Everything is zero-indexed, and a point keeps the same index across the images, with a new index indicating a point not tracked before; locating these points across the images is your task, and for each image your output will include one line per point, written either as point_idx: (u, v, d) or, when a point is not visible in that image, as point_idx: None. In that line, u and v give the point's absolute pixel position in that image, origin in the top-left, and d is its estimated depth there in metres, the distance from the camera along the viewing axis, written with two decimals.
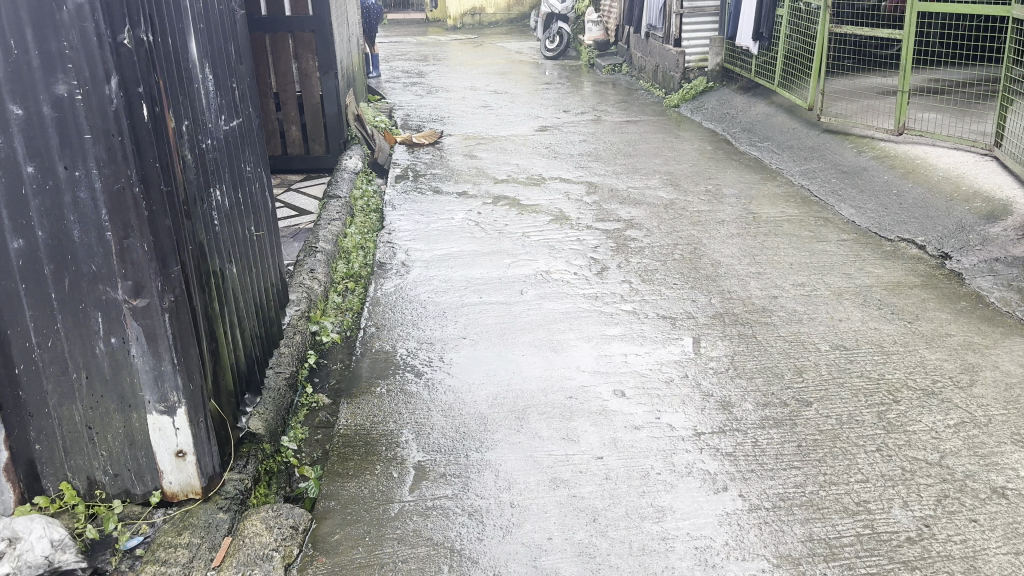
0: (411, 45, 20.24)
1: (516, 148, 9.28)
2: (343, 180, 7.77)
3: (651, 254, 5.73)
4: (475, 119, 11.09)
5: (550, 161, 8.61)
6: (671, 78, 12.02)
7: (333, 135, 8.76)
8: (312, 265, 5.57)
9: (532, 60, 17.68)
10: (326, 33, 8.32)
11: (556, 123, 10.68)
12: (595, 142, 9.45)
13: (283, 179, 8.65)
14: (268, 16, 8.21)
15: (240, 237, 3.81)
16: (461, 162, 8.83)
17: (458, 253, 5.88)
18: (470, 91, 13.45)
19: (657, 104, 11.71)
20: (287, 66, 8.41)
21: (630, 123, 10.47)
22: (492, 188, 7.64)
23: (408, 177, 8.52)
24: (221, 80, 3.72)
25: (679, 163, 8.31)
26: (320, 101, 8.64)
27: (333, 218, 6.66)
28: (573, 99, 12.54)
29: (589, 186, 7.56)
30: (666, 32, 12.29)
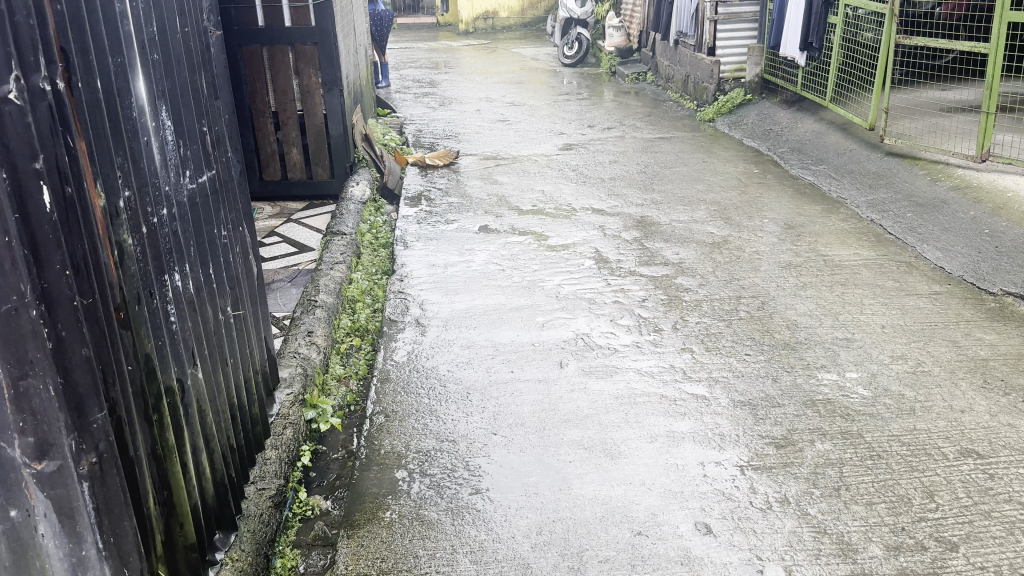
0: (422, 51, 19.44)
1: (541, 171, 8.41)
2: (348, 211, 6.92)
3: (712, 311, 4.86)
4: (494, 136, 10.21)
5: (579, 187, 7.74)
6: (704, 90, 11.11)
7: (338, 158, 7.91)
8: (309, 326, 4.71)
9: (550, 67, 16.81)
10: (330, 46, 7.47)
11: (582, 140, 9.80)
12: (627, 164, 8.57)
13: (282, 208, 7.83)
14: (265, 28, 7.40)
15: (210, 326, 2.95)
16: (480, 187, 7.97)
17: (483, 308, 5.00)
18: (486, 103, 12.61)
19: (690, 118, 10.82)
20: (286, 82, 7.60)
21: (663, 140, 9.59)
22: (517, 220, 6.77)
23: (421, 205, 7.67)
24: (184, 125, 2.86)
25: (725, 189, 7.43)
26: (324, 120, 7.80)
27: (336, 260, 5.80)
28: (597, 112, 11.64)
29: (627, 219, 6.68)
30: (699, 40, 11.39)
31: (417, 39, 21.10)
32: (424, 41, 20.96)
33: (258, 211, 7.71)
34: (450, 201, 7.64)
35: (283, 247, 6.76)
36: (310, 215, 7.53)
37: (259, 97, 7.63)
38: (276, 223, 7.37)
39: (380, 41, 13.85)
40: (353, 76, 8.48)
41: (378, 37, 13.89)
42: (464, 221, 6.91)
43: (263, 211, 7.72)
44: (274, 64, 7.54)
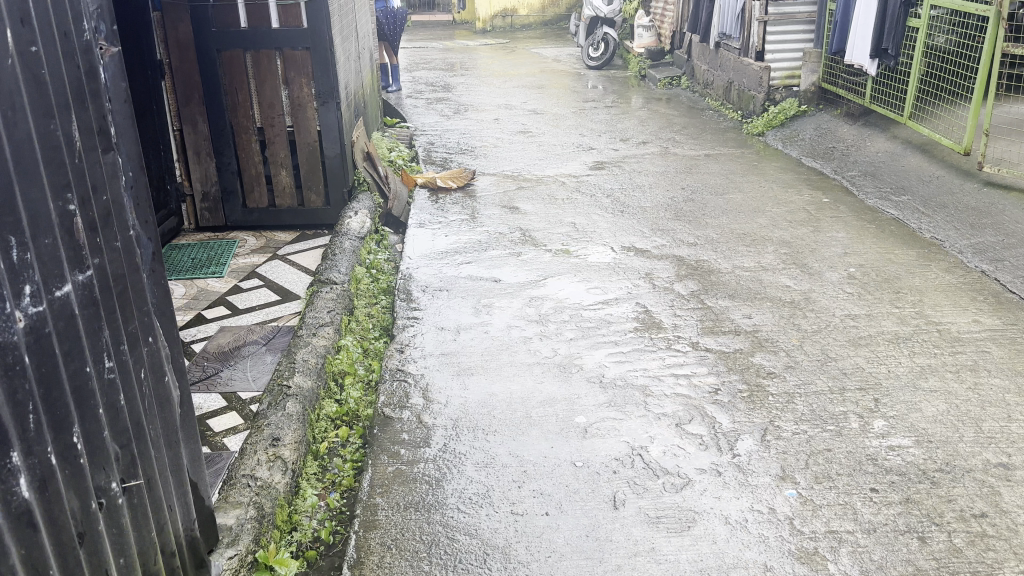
0: (435, 51, 18.32)
1: (570, 197, 7.23)
2: (343, 250, 5.77)
3: (810, 411, 3.68)
4: (514, 151, 9.04)
5: (616, 218, 6.56)
6: (752, 99, 9.93)
7: (334, 181, 6.76)
8: (276, 428, 3.55)
9: (572, 70, 15.61)
10: (325, 50, 6.35)
11: (615, 158, 8.61)
12: (671, 187, 7.39)
13: (269, 239, 6.71)
14: (249, 29, 6.29)
15: (63, 533, 1.81)
16: (500, 216, 6.82)
17: (503, 399, 3.84)
18: (505, 110, 11.45)
19: (735, 131, 9.61)
20: (273, 93, 6.48)
21: (708, 158, 8.40)
22: (545, 264, 5.61)
23: (430, 238, 6.51)
24: (20, 213, 1.72)
25: (792, 223, 6.23)
26: (318, 138, 6.65)
27: (322, 320, 4.65)
28: (629, 123, 10.45)
29: (679, 263, 5.51)
30: (745, 43, 10.19)
31: (432, 37, 19.95)
32: (438, 39, 19.82)
33: (240, 243, 6.60)
34: (463, 233, 6.48)
35: (264, 292, 5.64)
36: (301, 250, 6.42)
37: (242, 110, 6.51)
38: (259, 259, 6.25)
39: (390, 43, 12.77)
40: (355, 84, 7.35)
41: (389, 39, 12.82)
42: (478, 261, 5.74)
43: (246, 243, 6.62)
44: (259, 71, 6.42)
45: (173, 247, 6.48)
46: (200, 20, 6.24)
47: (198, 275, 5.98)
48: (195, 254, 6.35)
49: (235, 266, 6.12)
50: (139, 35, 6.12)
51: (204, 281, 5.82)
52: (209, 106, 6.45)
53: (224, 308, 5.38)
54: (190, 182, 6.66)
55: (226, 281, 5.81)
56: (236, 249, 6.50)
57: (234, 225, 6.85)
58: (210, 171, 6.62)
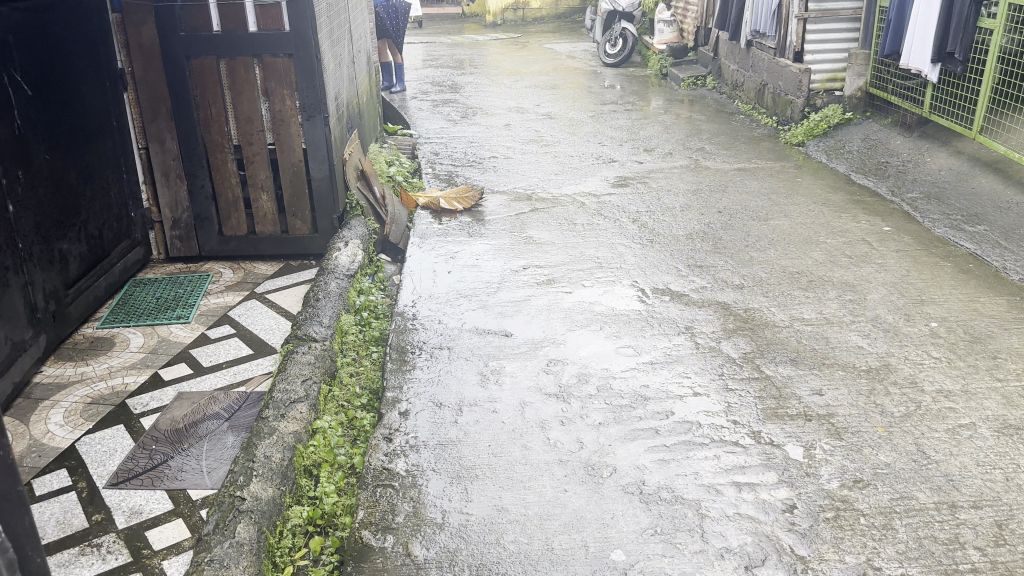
0: (443, 46, 17.51)
1: (591, 222, 6.37)
2: (327, 295, 4.92)
3: (917, 546, 2.85)
4: (527, 165, 8.19)
5: (646, 248, 5.71)
6: (789, 104, 9.11)
7: (322, 206, 5.92)
8: (221, 569, 2.72)
9: (588, 67, 14.72)
10: (309, 57, 5.51)
11: (639, 172, 7.76)
12: (705, 209, 6.52)
13: (248, 272, 5.90)
14: (223, 33, 5.46)
15: None
16: (510, 243, 5.96)
17: (517, 521, 2.99)
18: (517, 114, 10.61)
19: (770, 141, 8.74)
20: (251, 106, 5.65)
21: (744, 174, 7.53)
22: (563, 313, 4.74)
23: (427, 266, 5.62)
24: None
25: (852, 259, 5.37)
26: (303, 157, 5.81)
27: (292, 394, 3.81)
28: (653, 129, 9.57)
29: (724, 312, 4.66)
30: (781, 42, 9.31)
31: (441, 29, 19.09)
32: (447, 33, 18.97)
33: (214, 278, 5.79)
34: (468, 265, 5.60)
35: (235, 343, 4.82)
36: (283, 287, 5.60)
37: (217, 126, 5.69)
38: (234, 299, 5.43)
39: (393, 38, 11.96)
40: (347, 94, 6.49)
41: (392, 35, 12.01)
42: (484, 307, 4.87)
43: (221, 277, 5.81)
44: (234, 81, 5.59)
45: (136, 282, 5.67)
46: (167, 23, 5.42)
47: (160, 319, 5.16)
48: (161, 292, 5.54)
49: (205, 307, 5.31)
50: (97, 42, 5.31)
51: (167, 328, 5.01)
52: (178, 121, 5.65)
53: (185, 366, 4.57)
54: (159, 207, 5.88)
55: (193, 328, 5.01)
56: (208, 284, 5.69)
57: (209, 255, 6.05)
58: (181, 196, 5.84)
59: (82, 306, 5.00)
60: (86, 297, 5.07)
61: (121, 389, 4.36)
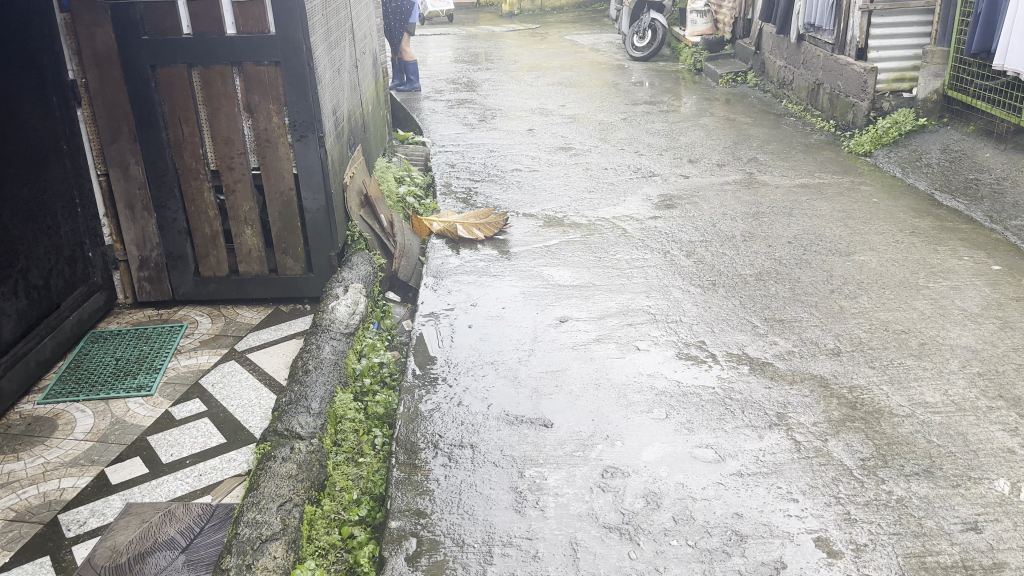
0: (458, 39, 16.51)
1: (637, 255, 5.38)
2: (319, 364, 3.95)
3: None
4: (555, 181, 7.20)
5: (708, 293, 4.71)
6: (849, 107, 8.05)
7: (317, 242, 4.95)
8: None
9: (614, 61, 13.66)
10: (299, 65, 4.54)
11: (687, 189, 6.75)
12: (772, 238, 5.52)
13: (230, 320, 4.96)
14: (194, 36, 4.48)
15: None
16: (541, 287, 4.97)
17: None
18: (541, 117, 9.61)
19: (831, 150, 7.71)
20: (231, 125, 4.69)
21: (810, 192, 6.51)
22: (614, 390, 3.74)
23: (441, 316, 4.63)
24: None
25: (969, 313, 4.35)
26: (294, 184, 4.85)
27: (262, 529, 2.85)
28: (694, 134, 8.55)
29: (822, 393, 3.67)
30: (839, 38, 8.25)
31: (456, 19, 18.10)
32: (463, 23, 17.98)
33: (189, 330, 4.85)
34: (491, 316, 4.60)
35: (205, 427, 3.88)
36: (269, 343, 4.65)
37: (190, 149, 4.74)
38: (209, 360, 4.50)
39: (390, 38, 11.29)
40: (348, 106, 5.52)
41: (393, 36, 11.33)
42: (513, 380, 3.88)
43: (196, 328, 4.87)
44: (209, 95, 4.63)
45: (95, 336, 4.74)
46: (126, 25, 4.45)
47: (117, 390, 4.23)
48: (123, 349, 4.61)
49: (174, 373, 4.38)
50: (40, 49, 4.37)
51: (125, 405, 4.09)
52: (144, 144, 4.70)
53: (140, 462, 3.64)
54: (124, 244, 4.95)
55: (157, 405, 4.08)
56: (180, 338, 4.75)
57: (185, 298, 5.12)
58: (150, 230, 4.90)
59: (19, 377, 4.08)
60: (25, 363, 4.15)
61: (54, 496, 3.43)
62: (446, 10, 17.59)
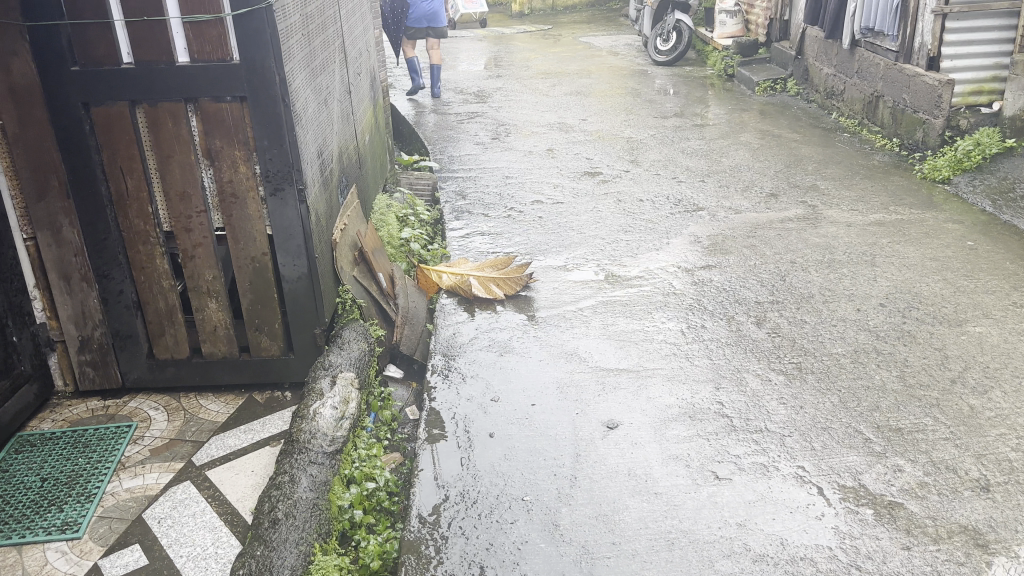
0: (465, 41, 15.53)
1: (695, 322, 4.37)
2: (291, 508, 2.94)
3: None
4: (584, 216, 6.21)
5: (795, 384, 3.71)
6: (918, 124, 7.03)
7: (298, 318, 3.96)
8: None
9: (635, 66, 12.65)
10: (271, 100, 3.56)
11: (741, 226, 5.75)
12: (858, 298, 4.52)
13: (191, 417, 3.98)
14: (136, 66, 3.51)
15: None
16: (579, 374, 3.90)
17: None
18: (562, 135, 8.63)
19: (901, 175, 6.69)
20: (187, 176, 3.70)
21: (889, 232, 5.50)
22: (694, 553, 2.72)
23: (452, 419, 3.59)
24: None
25: None
26: (268, 247, 3.86)
27: None
28: (737, 155, 7.54)
29: (984, 561, 2.67)
30: (904, 44, 7.22)
31: (469, 20, 17.08)
32: (484, 24, 16.94)
33: (138, 432, 3.87)
34: (518, 416, 3.58)
35: None
36: (238, 455, 3.66)
37: (137, 206, 3.77)
38: (159, 481, 3.51)
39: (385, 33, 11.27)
40: (337, 141, 4.53)
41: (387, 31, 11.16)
42: (552, 531, 2.86)
43: (147, 430, 3.88)
44: (157, 139, 3.64)
45: (19, 443, 3.76)
46: (49, 53, 3.47)
47: (37, 528, 3.26)
48: (53, 462, 3.63)
49: (113, 501, 3.40)
50: None
51: (42, 555, 3.11)
52: (79, 200, 3.72)
53: None
54: (59, 322, 3.97)
55: (84, 555, 3.10)
56: (126, 445, 3.77)
57: (137, 385, 4.14)
58: (91, 305, 3.92)
59: None
60: None
61: None
62: (473, 10, 16.15)
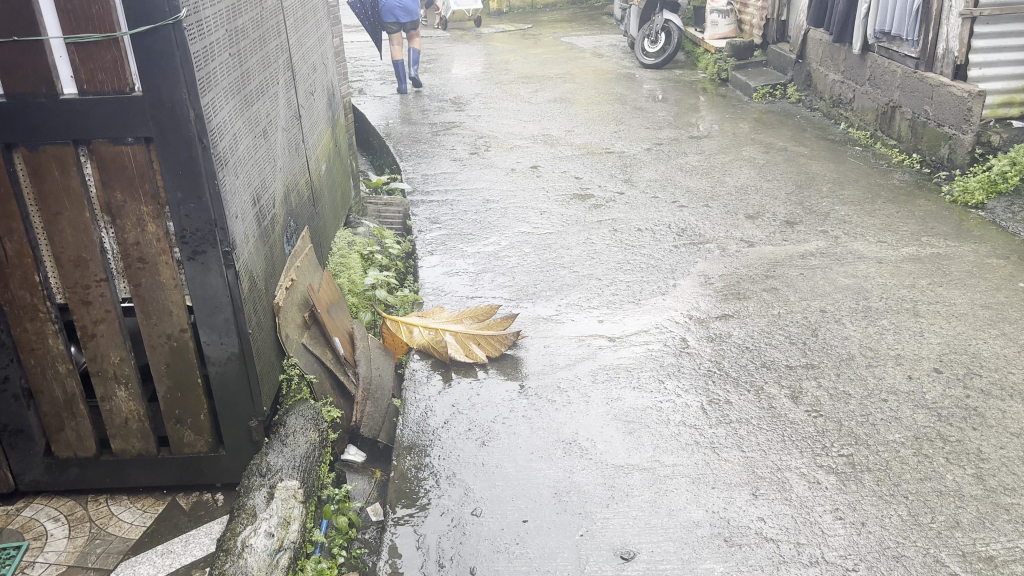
0: (441, 42, 14.74)
1: (715, 394, 3.62)
2: None
3: None
4: (576, 249, 5.47)
5: (850, 489, 2.99)
6: (944, 139, 6.33)
7: (230, 407, 3.18)
8: None
9: (622, 69, 11.92)
10: (185, 142, 2.77)
11: (755, 261, 5.03)
12: (907, 362, 3.82)
13: (98, 532, 3.20)
14: (7, 99, 2.70)
15: None
16: (579, 475, 3.13)
17: None
18: (548, 150, 7.89)
19: (927, 197, 6.00)
20: (81, 236, 2.91)
21: (925, 269, 4.81)
22: None
23: (421, 546, 2.81)
24: None
25: None
26: (190, 322, 3.07)
27: None
28: (741, 173, 6.84)
29: None
30: (925, 51, 6.52)
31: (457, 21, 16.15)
32: (476, 23, 15.93)
33: (28, 557, 3.09)
34: (507, 542, 2.81)
35: None
36: None
37: (19, 275, 2.96)
38: None
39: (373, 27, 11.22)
40: (281, 180, 3.74)
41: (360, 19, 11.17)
42: None
43: (40, 553, 3.10)
44: (41, 193, 2.84)
45: None
46: None
47: None
48: None
49: None
50: None
51: None
52: None
53: None
54: None
55: None
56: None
57: (35, 488, 3.36)
58: None
59: None
60: None
61: None
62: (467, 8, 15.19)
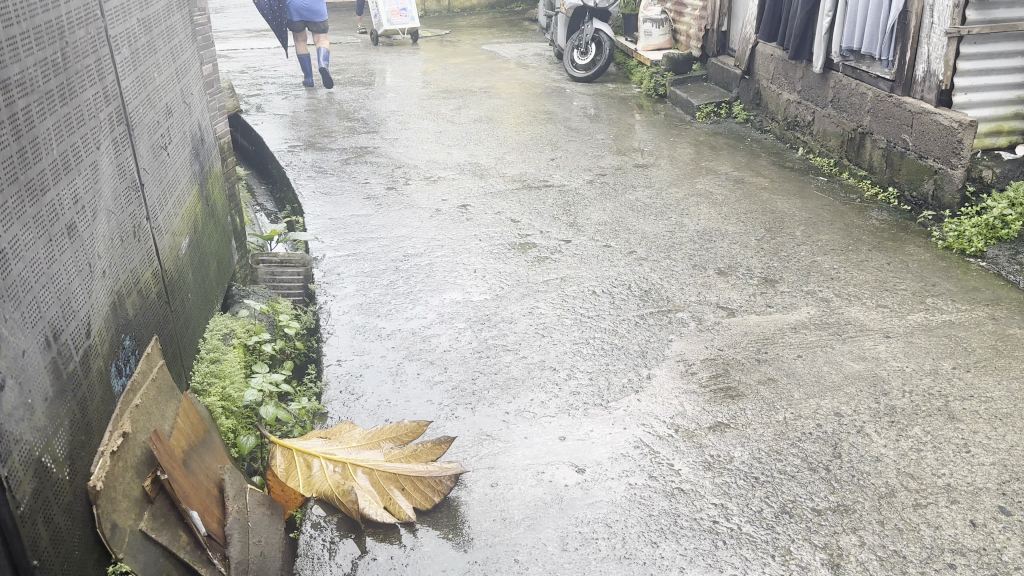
0: (351, 50, 13.48)
1: (728, 566, 2.66)
2: None
3: None
4: (521, 322, 4.45)
5: None
6: (927, 174, 5.59)
7: None
8: None
9: (550, 82, 10.98)
10: None
11: (740, 338, 4.12)
12: (964, 499, 2.95)
13: None
14: None
15: None
16: None
17: None
18: (477, 183, 6.85)
19: (917, 242, 5.23)
20: None
21: (941, 344, 4.00)
22: None
23: None
24: None
25: None
26: None
27: None
28: (701, 213, 5.95)
29: None
30: (902, 73, 5.77)
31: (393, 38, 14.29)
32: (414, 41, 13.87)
33: None
34: None
35: None
36: None
37: None
38: None
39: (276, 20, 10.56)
40: (104, 288, 2.59)
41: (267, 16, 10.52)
42: None
43: None
44: None
45: None
46: None
47: None
48: None
49: None
50: None
51: None
52: None
53: None
54: None
55: None
56: None
57: None
58: None
59: None
60: None
61: None
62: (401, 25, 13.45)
